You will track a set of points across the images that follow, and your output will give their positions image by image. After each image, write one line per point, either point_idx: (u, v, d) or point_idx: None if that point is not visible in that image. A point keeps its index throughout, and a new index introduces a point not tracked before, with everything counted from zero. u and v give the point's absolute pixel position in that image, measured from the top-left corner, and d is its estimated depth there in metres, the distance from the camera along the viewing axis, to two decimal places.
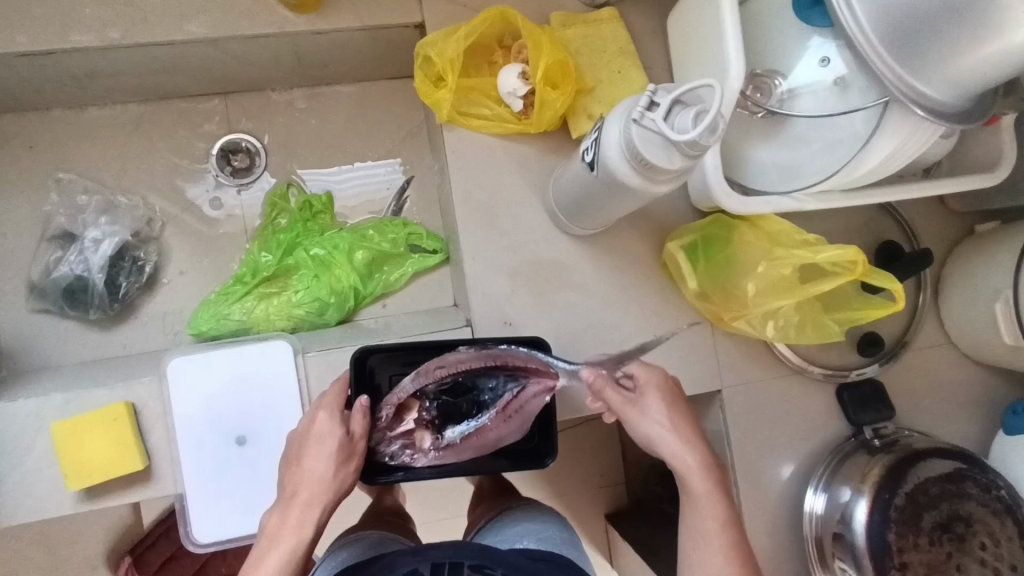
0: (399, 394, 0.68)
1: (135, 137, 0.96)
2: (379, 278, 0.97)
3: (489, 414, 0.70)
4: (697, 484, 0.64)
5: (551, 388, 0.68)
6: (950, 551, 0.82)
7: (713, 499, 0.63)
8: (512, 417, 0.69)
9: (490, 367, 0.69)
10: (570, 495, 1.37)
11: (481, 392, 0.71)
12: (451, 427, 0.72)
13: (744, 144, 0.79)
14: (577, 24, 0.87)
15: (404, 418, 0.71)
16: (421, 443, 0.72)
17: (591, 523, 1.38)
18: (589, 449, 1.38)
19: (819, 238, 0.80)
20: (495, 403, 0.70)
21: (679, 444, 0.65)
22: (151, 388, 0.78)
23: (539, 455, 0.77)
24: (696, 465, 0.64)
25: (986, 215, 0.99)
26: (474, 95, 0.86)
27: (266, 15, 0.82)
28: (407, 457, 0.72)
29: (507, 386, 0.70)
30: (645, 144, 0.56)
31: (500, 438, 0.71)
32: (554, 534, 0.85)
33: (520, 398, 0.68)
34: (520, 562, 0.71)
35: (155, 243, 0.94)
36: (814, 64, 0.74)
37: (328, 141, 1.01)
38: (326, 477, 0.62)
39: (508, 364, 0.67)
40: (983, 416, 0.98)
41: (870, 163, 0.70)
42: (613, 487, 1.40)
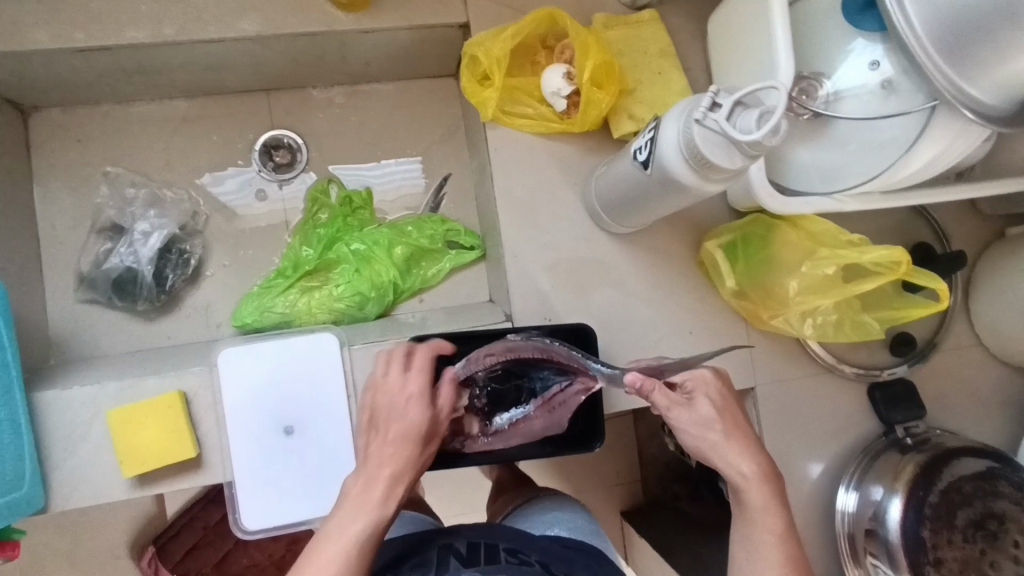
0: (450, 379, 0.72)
1: (180, 132, 0.97)
2: (417, 273, 0.98)
3: (535, 403, 0.74)
4: (755, 493, 0.64)
5: (590, 389, 0.69)
6: (983, 549, 0.83)
7: (770, 510, 0.64)
8: (555, 410, 0.73)
9: (538, 358, 0.71)
10: (591, 491, 1.39)
11: (531, 380, 0.74)
12: (500, 413, 0.75)
13: (786, 145, 0.80)
14: (618, 25, 0.88)
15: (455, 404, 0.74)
16: (470, 430, 0.75)
17: (611, 519, 1.39)
18: (610, 446, 1.40)
19: (863, 237, 0.80)
20: (541, 394, 0.73)
21: (735, 450, 0.65)
22: (201, 377, 0.80)
23: (585, 439, 0.80)
24: (755, 474, 0.65)
25: (1016, 218, 1.00)
26: (518, 94, 0.87)
27: (316, 14, 0.84)
28: (458, 444, 0.75)
29: (553, 379, 0.72)
30: (706, 144, 0.57)
31: (545, 428, 0.75)
32: (581, 524, 0.87)
33: (565, 393, 0.71)
34: (552, 548, 0.73)
35: (200, 236, 0.95)
36: (861, 66, 0.75)
37: (366, 138, 1.02)
38: (412, 452, 0.62)
39: (554, 360, 0.69)
40: (1010, 416, 0.99)
41: (914, 167, 0.72)
42: (633, 484, 1.41)
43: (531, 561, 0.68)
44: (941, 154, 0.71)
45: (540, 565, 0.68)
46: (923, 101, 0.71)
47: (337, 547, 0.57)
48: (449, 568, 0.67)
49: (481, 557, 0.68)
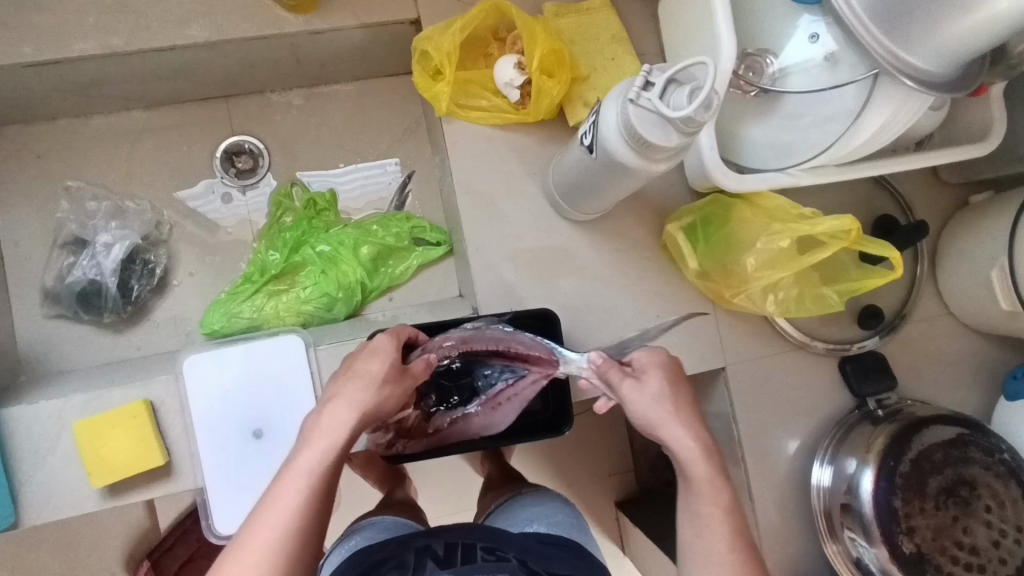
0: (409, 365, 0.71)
1: (139, 143, 0.97)
2: (385, 272, 0.98)
3: (478, 402, 0.77)
4: (698, 469, 0.63)
5: (550, 376, 0.73)
6: (956, 515, 0.83)
7: (713, 486, 0.62)
8: (500, 406, 0.76)
9: (493, 351, 0.75)
10: (580, 482, 1.39)
11: (475, 378, 0.77)
12: (442, 411, 0.78)
13: (738, 124, 0.81)
14: (569, 14, 0.89)
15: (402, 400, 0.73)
16: (411, 429, 0.77)
17: (602, 510, 1.39)
18: (597, 438, 1.40)
19: (815, 211, 0.80)
20: (487, 390, 0.77)
21: (678, 428, 0.64)
22: (168, 386, 0.80)
23: (556, 424, 0.80)
24: (696, 454, 0.63)
25: (980, 185, 1.01)
26: (472, 87, 0.88)
27: (264, 16, 0.84)
28: (399, 446, 0.76)
29: (501, 375, 0.76)
30: (641, 122, 0.57)
31: (483, 426, 0.78)
32: (562, 518, 0.86)
33: (517, 385, 0.75)
34: (529, 544, 0.73)
35: (164, 246, 0.95)
36: (803, 42, 0.77)
37: (329, 140, 1.02)
38: (369, 393, 0.59)
39: (512, 349, 0.73)
40: (983, 384, 0.99)
41: (863, 135, 0.72)
42: (623, 474, 1.41)
43: (508, 557, 0.68)
44: (887, 124, 0.71)
45: (518, 561, 0.68)
46: (865, 71, 0.71)
47: (287, 477, 0.54)
48: (426, 570, 0.66)
49: (458, 555, 0.68)
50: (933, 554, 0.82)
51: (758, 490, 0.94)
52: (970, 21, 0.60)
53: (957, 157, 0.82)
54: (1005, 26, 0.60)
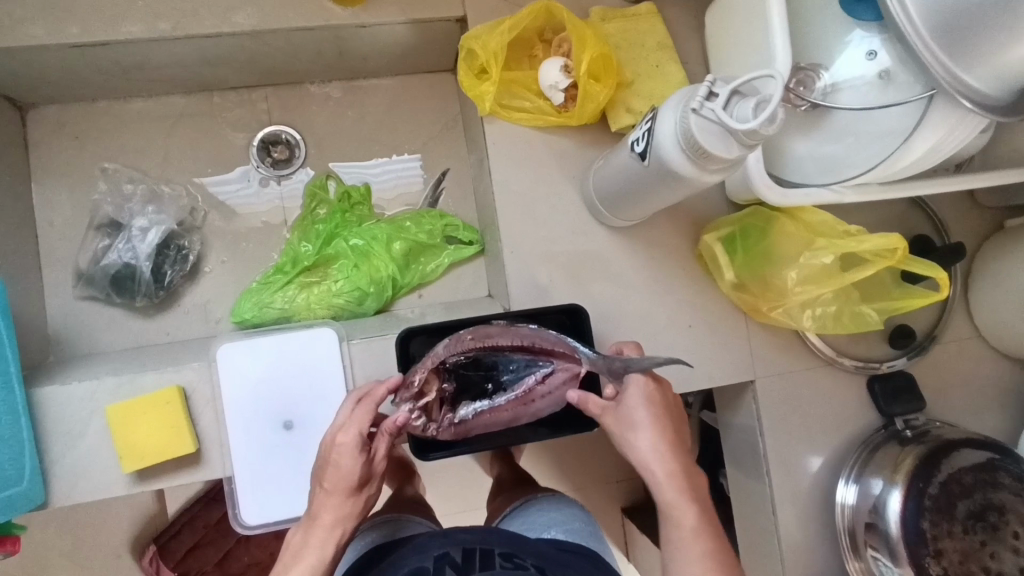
0: (434, 357, 0.72)
1: (177, 128, 0.97)
2: (416, 268, 0.98)
3: (505, 397, 0.75)
4: (666, 493, 0.62)
5: (576, 374, 0.73)
6: (984, 540, 0.83)
7: (682, 508, 0.61)
8: (531, 402, 0.74)
9: (517, 347, 0.74)
10: (590, 487, 1.39)
11: (501, 372, 0.76)
12: (466, 403, 0.75)
13: (783, 138, 0.81)
14: (616, 18, 0.89)
15: (426, 391, 0.73)
16: (437, 416, 0.74)
17: (611, 516, 1.40)
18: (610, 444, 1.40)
19: (861, 229, 0.80)
20: (515, 386, 0.75)
21: (648, 449, 0.64)
22: (200, 372, 0.80)
23: (587, 417, 0.81)
24: (660, 474, 0.63)
25: (1015, 210, 1.01)
26: (516, 88, 0.87)
27: (313, 8, 0.84)
28: (430, 430, 0.74)
29: (528, 369, 0.75)
30: (702, 132, 0.57)
31: (512, 418, 0.76)
32: (579, 527, 0.86)
33: (548, 382, 0.74)
34: (547, 552, 0.72)
35: (198, 232, 0.95)
36: (858, 57, 0.76)
37: (366, 134, 1.02)
38: (349, 499, 0.63)
39: (536, 344, 0.73)
40: (1008, 408, 1.00)
41: (914, 155, 0.71)
42: (634, 480, 1.41)
43: (525, 564, 0.68)
44: (940, 143, 0.70)
45: (536, 568, 0.67)
46: (921, 91, 0.71)
47: None
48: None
49: (477, 562, 0.66)
50: None
51: (780, 505, 0.94)
52: None
53: (1003, 181, 0.82)
54: None
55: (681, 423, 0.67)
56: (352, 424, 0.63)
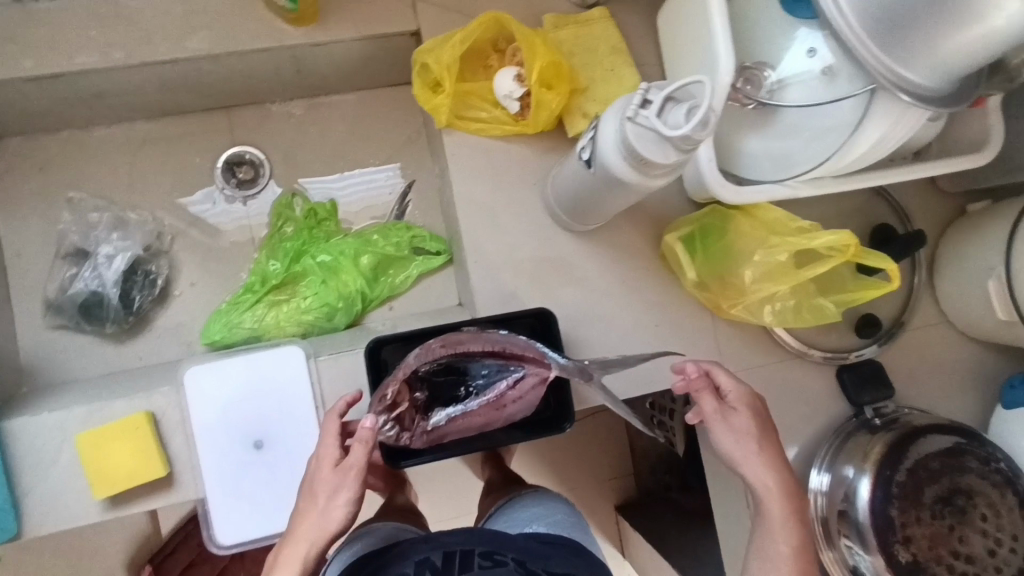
0: (406, 367, 0.71)
1: (141, 153, 0.98)
2: (385, 281, 0.99)
3: (477, 401, 0.76)
4: (774, 507, 0.70)
5: (545, 378, 0.74)
6: (952, 524, 0.84)
7: (787, 527, 0.69)
8: (502, 407, 0.76)
9: (489, 352, 0.75)
10: (581, 488, 1.40)
11: (472, 377, 0.77)
12: (438, 410, 0.77)
13: (735, 135, 0.82)
14: (568, 25, 0.90)
15: (399, 401, 0.75)
16: (412, 425, 0.76)
17: (603, 515, 1.41)
18: (597, 443, 1.41)
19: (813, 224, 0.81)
20: (487, 390, 0.76)
21: (761, 467, 0.71)
22: (169, 397, 0.81)
23: (557, 421, 0.81)
24: (771, 492, 0.70)
25: (978, 194, 1.01)
26: (472, 99, 0.88)
27: (267, 29, 0.85)
28: (404, 438, 0.76)
29: (500, 374, 0.76)
30: (640, 140, 0.58)
31: (485, 422, 0.78)
32: (561, 519, 0.87)
33: (519, 385, 0.75)
34: (528, 546, 0.73)
35: (166, 256, 0.96)
36: (801, 54, 0.76)
37: (330, 149, 1.02)
38: (323, 509, 0.66)
39: (507, 351, 0.73)
40: (980, 392, 1.01)
41: (860, 149, 0.73)
42: (625, 478, 1.42)
43: (506, 560, 0.67)
44: (886, 135, 0.72)
45: (517, 564, 0.67)
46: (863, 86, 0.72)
47: None
48: None
49: (455, 564, 0.66)
50: (929, 563, 0.83)
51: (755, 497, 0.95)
52: (966, 37, 0.61)
53: (954, 168, 0.84)
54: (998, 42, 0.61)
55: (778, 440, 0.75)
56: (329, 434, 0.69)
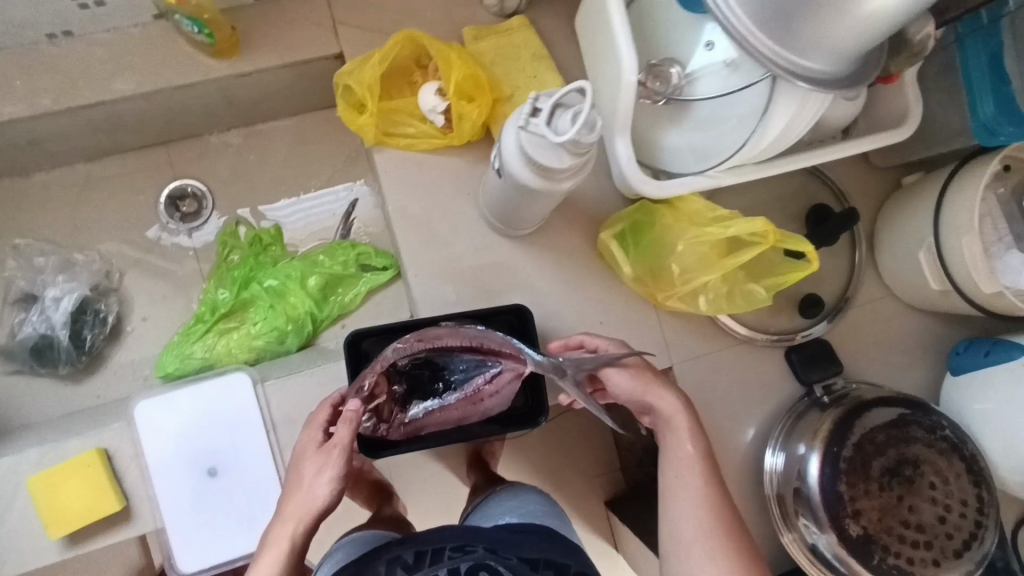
0: (383, 362, 0.69)
1: (83, 195, 1.00)
2: (335, 300, 1.00)
3: (455, 395, 0.75)
4: (678, 424, 0.76)
5: (521, 373, 0.71)
6: (901, 494, 0.85)
7: (690, 436, 0.75)
8: (477, 403, 0.75)
9: (467, 347, 0.72)
10: (569, 486, 1.41)
11: (451, 371, 0.75)
12: (416, 403, 0.76)
13: (655, 131, 0.83)
14: (489, 36, 0.91)
15: (376, 393, 0.74)
16: (390, 417, 0.76)
17: (593, 511, 1.41)
18: (580, 440, 1.41)
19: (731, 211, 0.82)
20: (465, 385, 0.74)
21: (659, 391, 0.77)
22: (120, 433, 0.82)
23: (531, 416, 0.83)
24: (676, 409, 0.76)
25: (912, 167, 1.03)
26: (399, 115, 0.89)
27: (190, 64, 0.86)
28: (380, 429, 0.77)
29: (478, 370, 0.73)
30: (534, 147, 0.59)
31: (463, 414, 0.78)
32: (533, 508, 0.88)
33: (496, 381, 0.73)
34: (499, 535, 0.73)
35: (115, 293, 0.98)
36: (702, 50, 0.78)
37: (272, 175, 1.04)
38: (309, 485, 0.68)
39: (484, 347, 0.70)
40: (930, 361, 1.02)
41: (770, 136, 0.74)
42: (613, 473, 1.43)
43: (476, 549, 0.68)
44: (793, 120, 0.73)
45: (487, 550, 0.67)
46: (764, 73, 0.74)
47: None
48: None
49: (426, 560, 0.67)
50: (880, 535, 0.84)
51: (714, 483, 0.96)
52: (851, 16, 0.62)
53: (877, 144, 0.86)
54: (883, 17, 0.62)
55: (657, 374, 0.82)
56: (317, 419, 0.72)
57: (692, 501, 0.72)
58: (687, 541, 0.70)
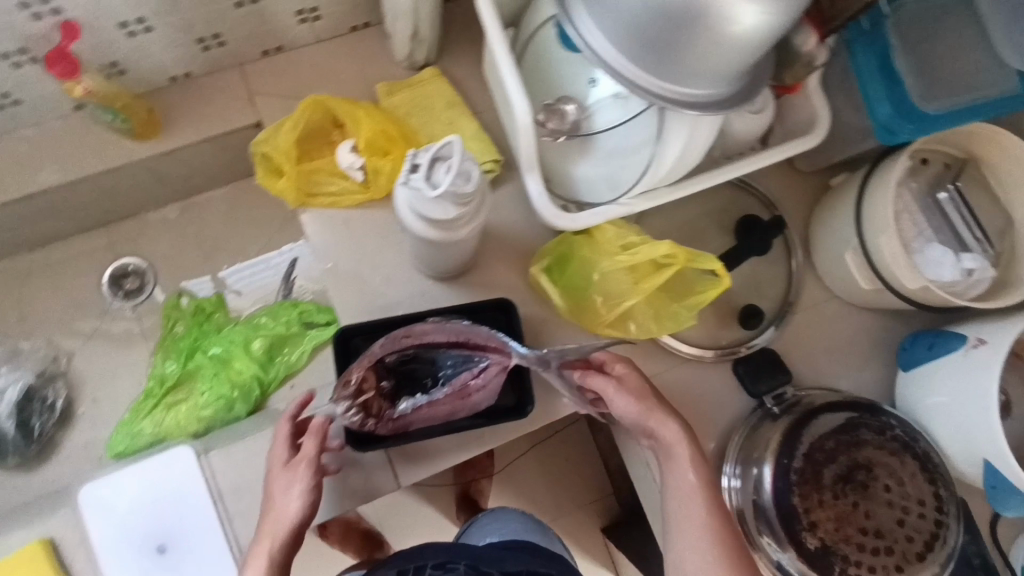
0: (370, 356, 0.78)
1: (27, 284, 1.02)
2: (282, 360, 0.99)
3: (444, 390, 0.82)
4: (682, 453, 0.79)
5: (506, 366, 0.79)
6: (856, 501, 0.86)
7: (692, 465, 0.78)
8: (464, 396, 0.82)
9: (453, 343, 0.81)
10: (565, 520, 1.35)
11: (440, 367, 0.83)
12: (405, 399, 0.83)
13: (566, 164, 0.84)
14: (401, 90, 0.93)
15: (366, 388, 0.81)
16: (380, 412, 0.83)
17: (592, 542, 1.36)
18: (573, 465, 1.37)
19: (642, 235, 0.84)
20: (452, 380, 0.82)
21: (663, 418, 0.80)
22: (67, 519, 0.83)
23: (519, 406, 0.86)
24: (680, 438, 0.79)
25: (837, 168, 1.04)
26: (319, 175, 0.91)
27: (112, 149, 0.89)
28: (371, 424, 0.83)
29: (465, 365, 0.82)
30: (417, 201, 0.61)
31: (450, 410, 0.84)
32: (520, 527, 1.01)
33: (482, 375, 0.81)
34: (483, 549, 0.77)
35: (63, 378, 1.00)
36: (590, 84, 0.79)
37: (212, 244, 1.07)
38: (282, 506, 0.73)
39: (470, 340, 0.79)
40: (880, 358, 1.01)
41: (669, 159, 0.77)
42: (605, 498, 1.37)
43: (458, 567, 0.72)
44: (688, 143, 0.75)
45: (469, 568, 0.71)
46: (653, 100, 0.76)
47: None
48: None
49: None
50: (838, 545, 0.84)
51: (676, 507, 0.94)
52: (724, 44, 0.61)
53: (794, 150, 0.84)
54: (756, 40, 0.61)
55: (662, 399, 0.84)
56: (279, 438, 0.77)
57: (697, 533, 0.75)
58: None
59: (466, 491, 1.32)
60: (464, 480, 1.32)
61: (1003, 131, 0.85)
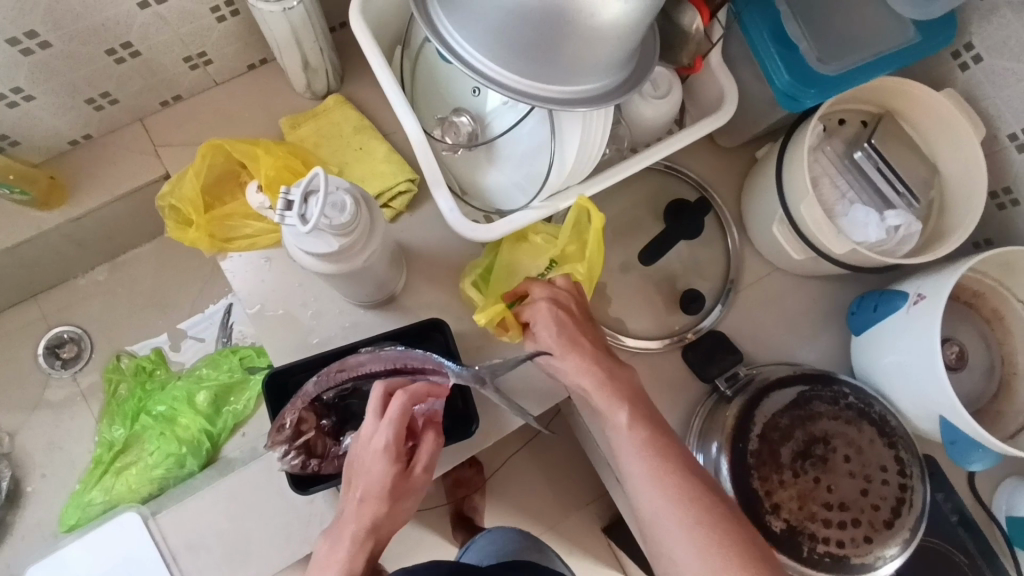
0: (304, 397, 0.75)
1: None
2: (228, 410, 0.97)
3: None
4: (601, 399, 0.73)
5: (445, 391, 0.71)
6: (817, 476, 0.84)
7: (615, 409, 0.72)
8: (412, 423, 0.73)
9: (391, 371, 0.75)
10: (562, 527, 1.32)
11: None
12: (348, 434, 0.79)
13: (476, 173, 0.83)
14: (306, 120, 0.91)
15: (303, 429, 0.76)
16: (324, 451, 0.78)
17: (592, 544, 1.32)
18: (560, 469, 1.34)
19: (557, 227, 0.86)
20: None
21: (578, 366, 0.74)
22: None
23: (468, 421, 0.83)
24: (593, 384, 0.74)
25: (762, 139, 1.02)
26: (233, 219, 0.89)
27: (16, 223, 0.88)
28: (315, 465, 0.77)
29: None
30: (299, 240, 0.60)
31: None
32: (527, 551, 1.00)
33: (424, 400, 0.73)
34: None
35: (5, 459, 1.00)
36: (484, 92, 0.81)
37: (146, 300, 1.06)
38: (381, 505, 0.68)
39: (408, 366, 0.73)
40: (833, 324, 0.99)
41: (570, 159, 0.75)
42: (603, 496, 1.34)
43: None
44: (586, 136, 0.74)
45: None
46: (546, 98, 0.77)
47: None
48: None
49: None
50: (804, 523, 0.82)
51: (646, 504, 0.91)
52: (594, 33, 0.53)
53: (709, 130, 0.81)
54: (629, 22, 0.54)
55: (596, 343, 0.78)
56: (384, 428, 0.67)
57: (643, 480, 0.69)
58: (661, 525, 0.67)
59: (460, 509, 1.29)
60: (455, 498, 1.29)
61: (910, 82, 0.82)
